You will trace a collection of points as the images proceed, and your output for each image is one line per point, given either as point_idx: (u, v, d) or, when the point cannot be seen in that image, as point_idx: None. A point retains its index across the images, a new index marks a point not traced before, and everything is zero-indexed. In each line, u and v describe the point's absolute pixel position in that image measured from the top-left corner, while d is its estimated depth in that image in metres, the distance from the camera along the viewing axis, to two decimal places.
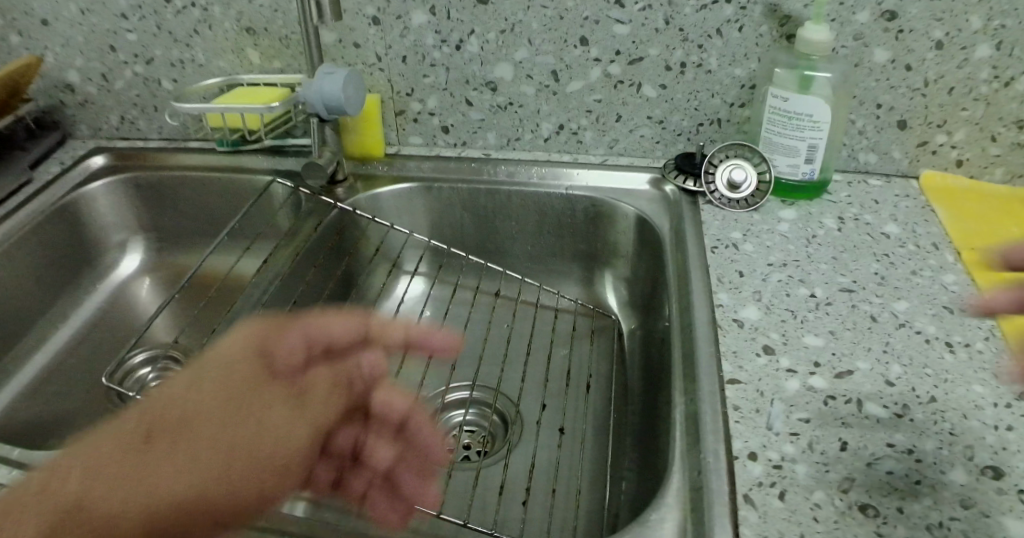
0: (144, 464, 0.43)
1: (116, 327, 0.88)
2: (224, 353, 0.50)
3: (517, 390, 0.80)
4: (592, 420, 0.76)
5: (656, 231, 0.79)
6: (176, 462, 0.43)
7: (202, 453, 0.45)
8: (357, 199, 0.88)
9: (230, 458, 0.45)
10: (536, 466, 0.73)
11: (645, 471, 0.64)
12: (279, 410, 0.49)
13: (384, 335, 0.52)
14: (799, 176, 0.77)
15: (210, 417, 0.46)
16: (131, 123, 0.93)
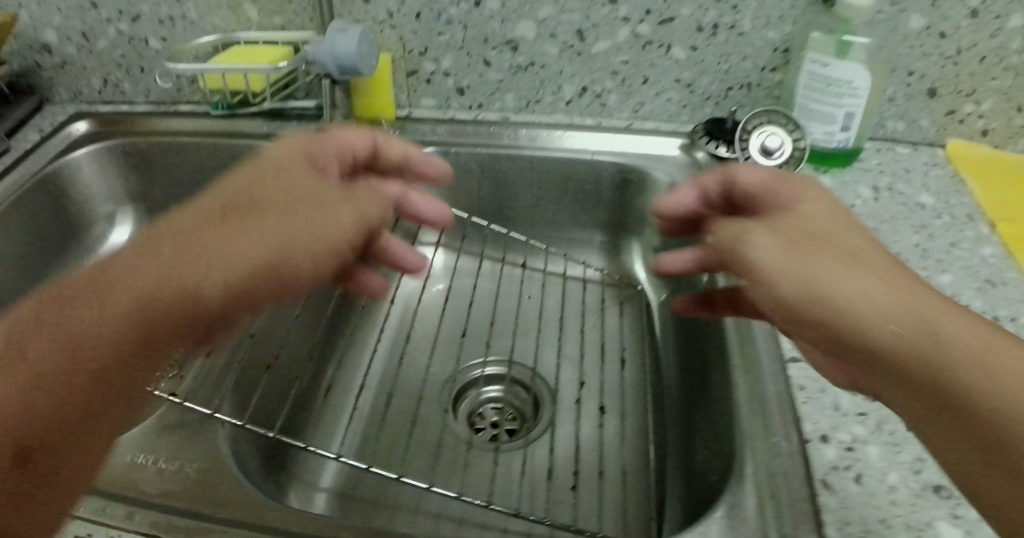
0: (217, 234, 0.42)
1: None
2: (277, 162, 0.48)
3: (550, 366, 0.80)
4: (630, 394, 0.76)
5: None
6: (232, 240, 0.42)
7: (255, 239, 0.42)
8: None
9: (285, 244, 0.43)
10: (577, 443, 0.73)
11: (700, 451, 0.65)
12: (329, 194, 0.47)
13: (386, 154, 0.61)
14: (834, 144, 0.77)
15: (275, 197, 0.45)
16: (115, 85, 0.86)
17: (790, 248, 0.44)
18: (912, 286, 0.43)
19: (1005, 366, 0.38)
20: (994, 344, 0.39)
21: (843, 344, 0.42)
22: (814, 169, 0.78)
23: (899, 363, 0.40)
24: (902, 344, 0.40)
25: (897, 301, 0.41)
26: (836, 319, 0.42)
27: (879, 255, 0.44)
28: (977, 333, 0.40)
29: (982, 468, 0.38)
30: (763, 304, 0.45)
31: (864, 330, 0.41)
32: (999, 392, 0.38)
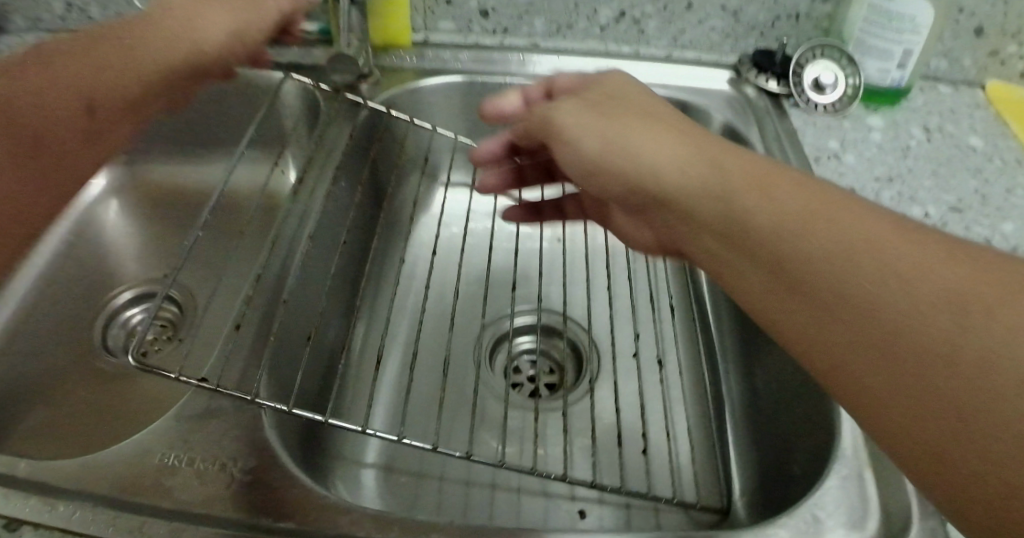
0: (137, 34, 0.62)
1: (88, 259, 0.77)
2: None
3: (596, 317, 0.76)
4: (683, 348, 0.74)
5: (745, 141, 0.73)
6: (144, 47, 0.62)
7: (206, 26, 0.63)
8: (389, 94, 0.75)
9: (193, 46, 0.63)
10: (633, 400, 0.70)
11: (779, 409, 0.63)
12: (211, 15, 0.64)
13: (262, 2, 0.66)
14: (888, 82, 0.74)
15: (170, 29, 0.63)
16: (79, 10, 0.80)
17: (596, 117, 0.53)
18: (749, 179, 0.47)
19: (848, 242, 0.42)
20: (867, 235, 0.42)
21: (649, 189, 0.50)
22: (866, 107, 0.76)
23: (707, 217, 0.48)
24: (699, 192, 0.48)
25: (685, 159, 0.49)
26: (626, 160, 0.51)
27: (673, 127, 0.52)
28: (839, 229, 0.43)
29: (805, 312, 0.43)
30: (572, 169, 0.55)
31: (654, 172, 0.50)
32: (847, 267, 0.41)
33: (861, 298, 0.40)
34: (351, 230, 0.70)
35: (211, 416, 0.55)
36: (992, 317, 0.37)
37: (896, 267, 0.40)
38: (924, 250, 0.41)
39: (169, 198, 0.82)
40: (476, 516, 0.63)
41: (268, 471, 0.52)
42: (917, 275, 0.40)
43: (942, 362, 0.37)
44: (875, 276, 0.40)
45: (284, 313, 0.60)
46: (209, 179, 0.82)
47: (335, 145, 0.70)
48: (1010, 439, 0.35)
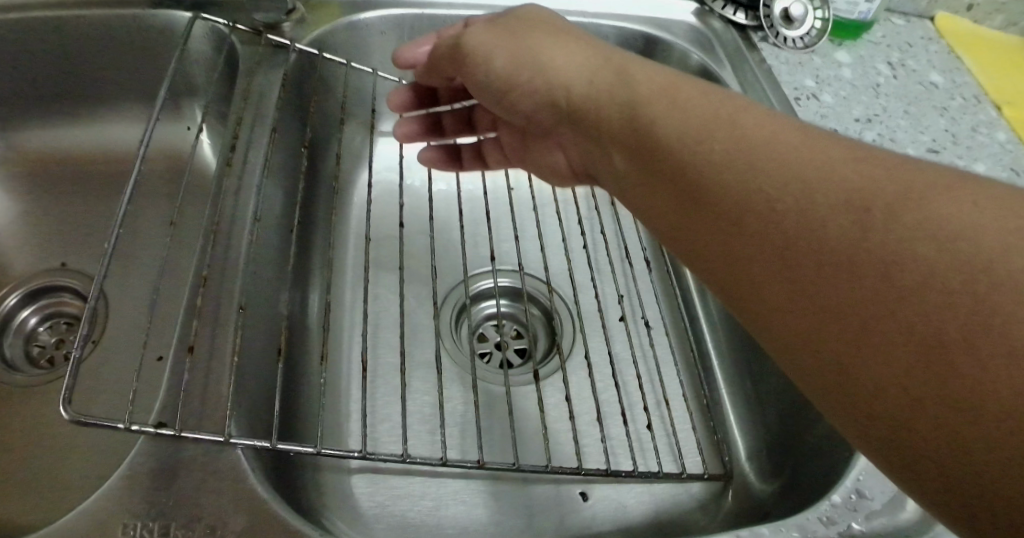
0: None
1: None
2: None
3: (567, 275, 0.67)
4: (664, 303, 0.67)
5: (717, 80, 0.68)
6: None
7: None
8: (316, 35, 0.62)
9: None
10: (620, 366, 0.63)
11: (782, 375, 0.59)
12: None
13: None
14: (855, 15, 0.71)
15: None
16: None
17: (504, 33, 0.53)
18: (657, 93, 0.45)
19: (743, 154, 0.39)
20: (766, 143, 0.39)
21: (562, 106, 0.50)
22: (832, 41, 0.73)
23: (611, 131, 0.47)
24: (609, 106, 0.47)
25: (597, 76, 0.49)
26: (529, 71, 0.51)
27: (584, 45, 0.51)
28: (735, 139, 0.40)
29: (702, 226, 0.40)
30: (483, 85, 0.55)
31: (565, 83, 0.50)
32: (741, 177, 0.39)
33: (753, 211, 0.38)
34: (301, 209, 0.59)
35: (179, 466, 0.45)
36: (887, 225, 0.33)
37: (791, 176, 0.37)
38: (829, 160, 0.37)
39: (62, 168, 0.67)
40: (478, 514, 0.58)
41: (267, 527, 0.44)
42: (815, 184, 0.36)
43: (841, 268, 0.34)
44: (770, 185, 0.38)
45: (242, 324, 0.49)
46: (116, 143, 0.68)
47: (264, 105, 0.57)
48: (902, 349, 0.32)
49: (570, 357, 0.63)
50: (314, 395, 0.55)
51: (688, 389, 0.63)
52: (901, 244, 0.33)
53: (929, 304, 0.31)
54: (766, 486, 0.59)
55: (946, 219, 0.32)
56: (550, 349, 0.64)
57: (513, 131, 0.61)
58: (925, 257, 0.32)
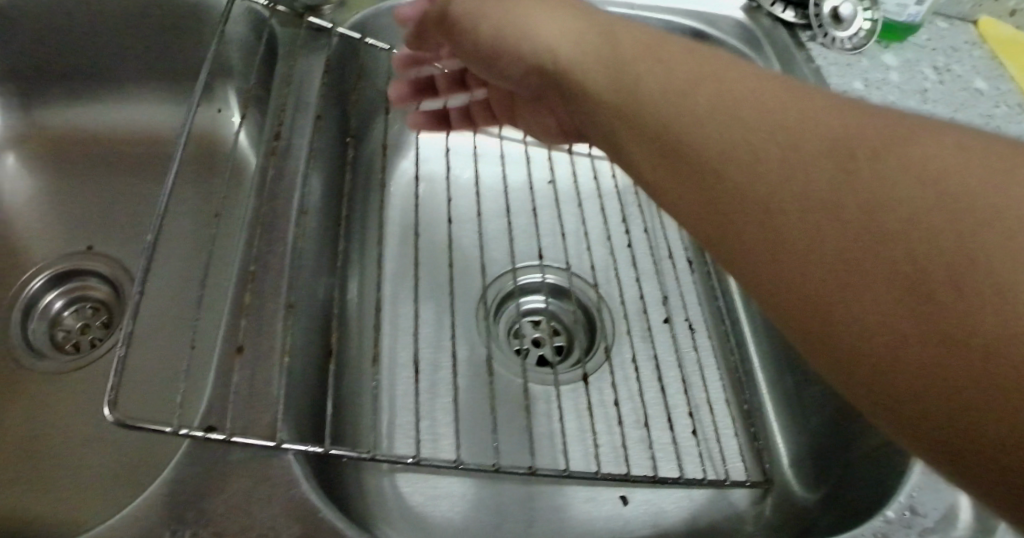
0: None
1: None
2: None
3: (609, 269, 0.64)
4: (706, 303, 0.65)
5: None
6: None
7: None
8: (359, 18, 0.60)
9: None
10: (665, 369, 0.60)
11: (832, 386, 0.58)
12: None
13: None
14: (904, 18, 0.69)
15: None
16: None
17: None
18: (645, 52, 0.41)
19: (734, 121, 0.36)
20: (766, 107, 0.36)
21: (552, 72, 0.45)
22: (878, 43, 0.71)
23: (602, 98, 0.42)
24: (598, 74, 0.42)
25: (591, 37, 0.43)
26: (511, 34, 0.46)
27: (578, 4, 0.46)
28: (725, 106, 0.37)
29: (703, 201, 0.36)
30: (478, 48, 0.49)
31: (553, 46, 0.44)
32: (742, 149, 0.35)
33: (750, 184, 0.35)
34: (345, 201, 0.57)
35: (227, 470, 0.44)
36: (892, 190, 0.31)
37: (787, 144, 0.34)
38: (833, 127, 0.34)
39: (91, 150, 0.66)
40: (521, 519, 0.56)
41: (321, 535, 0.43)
42: (814, 148, 0.34)
43: (860, 240, 0.31)
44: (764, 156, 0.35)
45: (289, 322, 0.47)
46: (144, 124, 0.66)
47: (306, 93, 0.55)
48: (927, 323, 0.29)
49: (613, 355, 0.60)
50: (354, 392, 0.53)
51: (729, 393, 0.61)
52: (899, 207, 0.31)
53: (947, 278, 0.29)
54: (809, 494, 0.58)
55: (955, 178, 0.30)
56: (593, 345, 0.61)
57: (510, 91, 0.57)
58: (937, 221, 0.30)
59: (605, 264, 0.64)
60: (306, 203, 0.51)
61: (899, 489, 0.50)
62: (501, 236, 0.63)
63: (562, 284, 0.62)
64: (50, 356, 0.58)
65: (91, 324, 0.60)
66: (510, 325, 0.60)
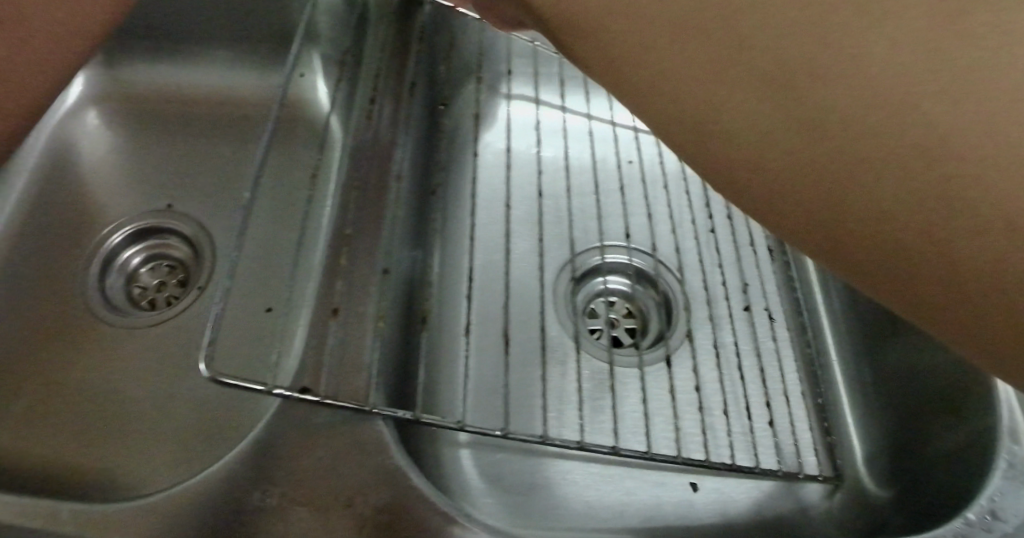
0: None
1: (81, 196, 0.62)
2: None
3: (689, 254, 0.63)
4: (786, 294, 0.64)
5: None
6: None
7: None
8: None
9: None
10: (742, 358, 0.60)
11: (916, 384, 0.56)
12: None
13: None
14: None
15: None
16: None
17: None
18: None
19: (766, 43, 0.31)
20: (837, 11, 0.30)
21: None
22: None
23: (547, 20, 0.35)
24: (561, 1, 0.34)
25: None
26: None
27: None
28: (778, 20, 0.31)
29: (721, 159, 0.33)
30: None
31: None
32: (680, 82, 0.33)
33: (785, 119, 0.31)
34: (434, 173, 0.58)
35: (315, 432, 0.44)
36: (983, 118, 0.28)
37: (863, 72, 0.29)
38: (921, 39, 0.29)
39: (176, 110, 0.66)
40: (591, 500, 0.56)
41: (408, 502, 0.43)
42: (892, 87, 0.29)
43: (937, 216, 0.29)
44: (810, 82, 0.30)
45: (381, 289, 0.47)
46: (228, 87, 0.66)
47: (398, 64, 0.55)
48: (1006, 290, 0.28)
49: (694, 341, 0.59)
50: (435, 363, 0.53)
51: (805, 386, 0.60)
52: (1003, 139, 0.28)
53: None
54: (882, 491, 0.57)
55: None
56: (671, 327, 0.60)
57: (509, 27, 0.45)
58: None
59: (685, 248, 0.63)
60: (399, 172, 0.51)
61: (981, 492, 0.47)
62: (580, 216, 0.63)
63: (644, 267, 0.62)
64: (125, 312, 0.58)
65: (166, 283, 0.60)
66: (587, 304, 0.60)
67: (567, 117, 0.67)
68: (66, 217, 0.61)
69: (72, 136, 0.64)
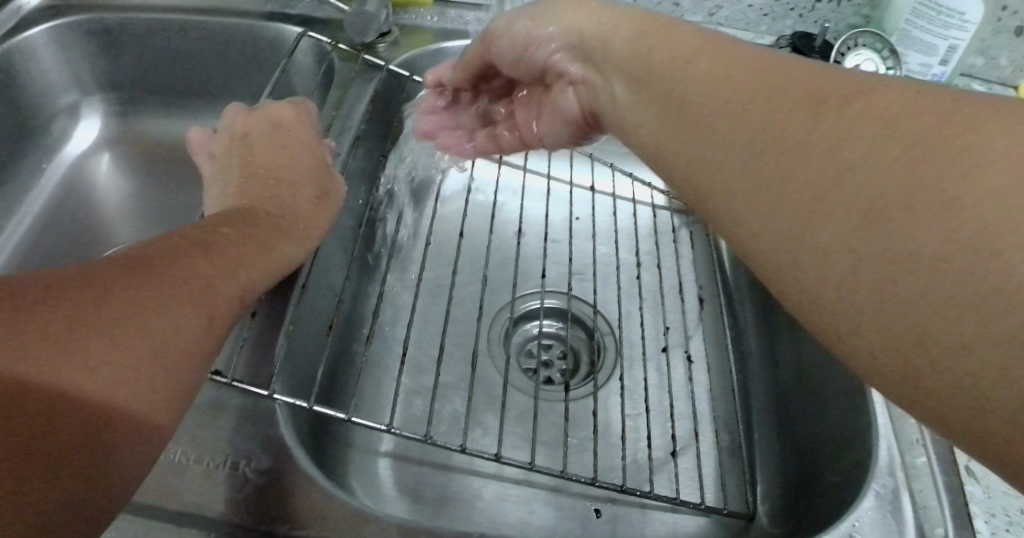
0: (146, 286, 0.40)
1: (84, 225, 0.67)
2: (157, 256, 0.42)
3: (614, 302, 0.68)
4: (710, 341, 0.68)
5: None
6: (177, 287, 0.41)
7: (216, 280, 0.44)
8: (407, 57, 0.68)
9: (210, 295, 0.43)
10: (654, 394, 0.63)
11: (816, 428, 0.58)
12: (185, 280, 0.42)
13: (205, 280, 0.43)
14: (928, 77, 0.72)
15: (168, 302, 0.40)
16: None
17: (647, 21, 0.45)
18: (663, 120, 0.41)
19: (736, 120, 0.37)
20: (725, 88, 0.38)
21: (589, 49, 0.49)
22: None
23: (661, 135, 0.41)
24: (673, 120, 0.41)
25: (632, 31, 0.45)
26: (635, 61, 0.44)
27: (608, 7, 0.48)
28: (722, 121, 0.37)
29: (747, 230, 0.35)
30: (613, 70, 0.46)
31: (666, 86, 0.42)
32: (742, 168, 0.36)
33: (753, 201, 0.35)
34: (378, 220, 0.66)
35: (218, 409, 0.50)
36: (812, 176, 0.33)
37: (770, 159, 0.34)
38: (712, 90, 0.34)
39: (172, 151, 0.73)
40: (496, 516, 0.57)
41: (289, 475, 0.47)
42: (787, 175, 0.34)
43: (880, 280, 0.30)
44: (763, 171, 0.35)
45: (301, 299, 0.55)
46: None
47: (351, 115, 0.63)
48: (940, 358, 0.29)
49: (604, 380, 0.63)
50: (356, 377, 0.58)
51: (718, 426, 0.62)
52: (824, 189, 0.32)
53: (927, 310, 0.28)
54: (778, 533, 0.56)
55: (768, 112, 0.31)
56: (588, 369, 0.64)
57: (537, 98, 0.58)
58: (827, 203, 0.32)
59: (604, 294, 0.69)
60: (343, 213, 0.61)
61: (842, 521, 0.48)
62: (509, 261, 0.69)
63: (557, 307, 0.67)
64: None
65: None
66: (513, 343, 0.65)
67: (513, 178, 0.75)
68: (71, 245, 0.66)
69: (87, 170, 0.71)
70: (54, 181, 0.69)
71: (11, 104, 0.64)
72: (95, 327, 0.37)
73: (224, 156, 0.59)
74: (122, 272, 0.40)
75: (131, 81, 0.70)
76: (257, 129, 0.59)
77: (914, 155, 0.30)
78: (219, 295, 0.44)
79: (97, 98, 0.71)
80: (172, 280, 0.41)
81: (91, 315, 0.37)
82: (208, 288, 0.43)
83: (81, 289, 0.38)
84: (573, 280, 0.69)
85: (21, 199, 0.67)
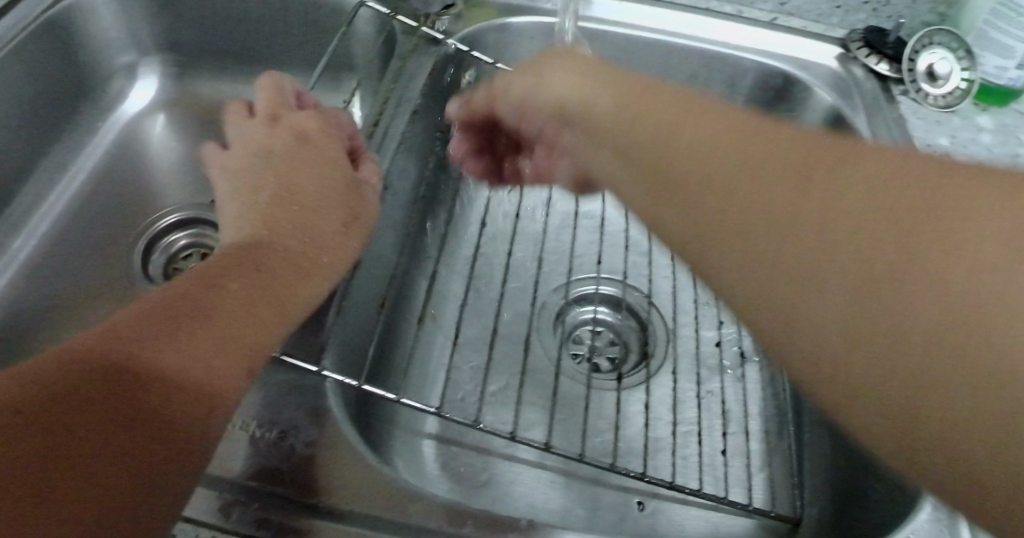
0: (198, 309, 0.39)
1: (137, 187, 0.67)
2: (207, 276, 0.41)
3: (668, 294, 0.67)
4: None
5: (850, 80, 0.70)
6: (227, 306, 0.40)
7: (266, 290, 0.42)
8: (469, 31, 0.67)
9: (261, 307, 0.41)
10: (704, 388, 0.62)
11: None
12: (236, 297, 0.41)
13: (256, 294, 0.42)
14: (1002, 81, 0.68)
15: (219, 323, 0.39)
16: None
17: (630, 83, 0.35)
18: (650, 208, 0.33)
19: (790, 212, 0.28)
20: (728, 176, 0.30)
21: (568, 113, 0.39)
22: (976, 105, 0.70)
23: (660, 221, 0.32)
24: (674, 210, 0.32)
25: (617, 92, 0.36)
26: (614, 130, 0.35)
27: (591, 63, 0.39)
28: (771, 221, 0.29)
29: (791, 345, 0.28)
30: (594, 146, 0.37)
31: (656, 165, 0.32)
32: (779, 272, 0.28)
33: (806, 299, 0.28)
34: (432, 196, 0.65)
35: (272, 379, 0.50)
36: (786, 250, 0.28)
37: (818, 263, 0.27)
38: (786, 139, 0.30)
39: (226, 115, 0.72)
40: (538, 502, 0.56)
41: (339, 450, 0.47)
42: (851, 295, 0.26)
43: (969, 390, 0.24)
44: (811, 285, 0.27)
45: (357, 272, 0.54)
46: None
47: (411, 87, 0.62)
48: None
49: (655, 372, 0.62)
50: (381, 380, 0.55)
51: (767, 426, 0.61)
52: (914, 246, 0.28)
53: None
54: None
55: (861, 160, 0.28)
56: (639, 359, 0.63)
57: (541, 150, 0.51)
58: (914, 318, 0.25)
59: (658, 284, 0.68)
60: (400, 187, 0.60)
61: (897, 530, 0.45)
62: (565, 249, 0.68)
63: (611, 295, 0.66)
64: (151, 278, 0.61)
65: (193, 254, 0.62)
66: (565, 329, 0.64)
67: None
68: (125, 207, 0.66)
69: (141, 129, 0.70)
70: (108, 141, 0.69)
71: (69, 61, 0.63)
72: (152, 362, 0.36)
73: (240, 174, 0.51)
74: (176, 299, 0.39)
75: (189, 43, 0.70)
76: (282, 143, 0.51)
77: (954, 209, 0.26)
78: (271, 298, 0.42)
79: (155, 58, 0.70)
80: (222, 300, 0.40)
81: (148, 348, 0.36)
82: (256, 303, 0.41)
83: (137, 325, 0.37)
84: (628, 269, 0.68)
85: (76, 158, 0.67)
